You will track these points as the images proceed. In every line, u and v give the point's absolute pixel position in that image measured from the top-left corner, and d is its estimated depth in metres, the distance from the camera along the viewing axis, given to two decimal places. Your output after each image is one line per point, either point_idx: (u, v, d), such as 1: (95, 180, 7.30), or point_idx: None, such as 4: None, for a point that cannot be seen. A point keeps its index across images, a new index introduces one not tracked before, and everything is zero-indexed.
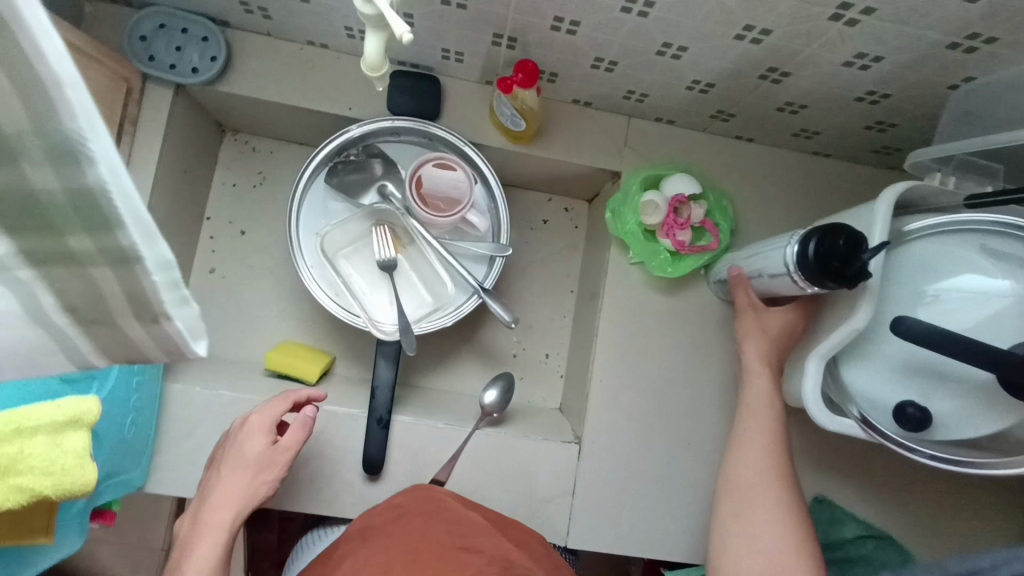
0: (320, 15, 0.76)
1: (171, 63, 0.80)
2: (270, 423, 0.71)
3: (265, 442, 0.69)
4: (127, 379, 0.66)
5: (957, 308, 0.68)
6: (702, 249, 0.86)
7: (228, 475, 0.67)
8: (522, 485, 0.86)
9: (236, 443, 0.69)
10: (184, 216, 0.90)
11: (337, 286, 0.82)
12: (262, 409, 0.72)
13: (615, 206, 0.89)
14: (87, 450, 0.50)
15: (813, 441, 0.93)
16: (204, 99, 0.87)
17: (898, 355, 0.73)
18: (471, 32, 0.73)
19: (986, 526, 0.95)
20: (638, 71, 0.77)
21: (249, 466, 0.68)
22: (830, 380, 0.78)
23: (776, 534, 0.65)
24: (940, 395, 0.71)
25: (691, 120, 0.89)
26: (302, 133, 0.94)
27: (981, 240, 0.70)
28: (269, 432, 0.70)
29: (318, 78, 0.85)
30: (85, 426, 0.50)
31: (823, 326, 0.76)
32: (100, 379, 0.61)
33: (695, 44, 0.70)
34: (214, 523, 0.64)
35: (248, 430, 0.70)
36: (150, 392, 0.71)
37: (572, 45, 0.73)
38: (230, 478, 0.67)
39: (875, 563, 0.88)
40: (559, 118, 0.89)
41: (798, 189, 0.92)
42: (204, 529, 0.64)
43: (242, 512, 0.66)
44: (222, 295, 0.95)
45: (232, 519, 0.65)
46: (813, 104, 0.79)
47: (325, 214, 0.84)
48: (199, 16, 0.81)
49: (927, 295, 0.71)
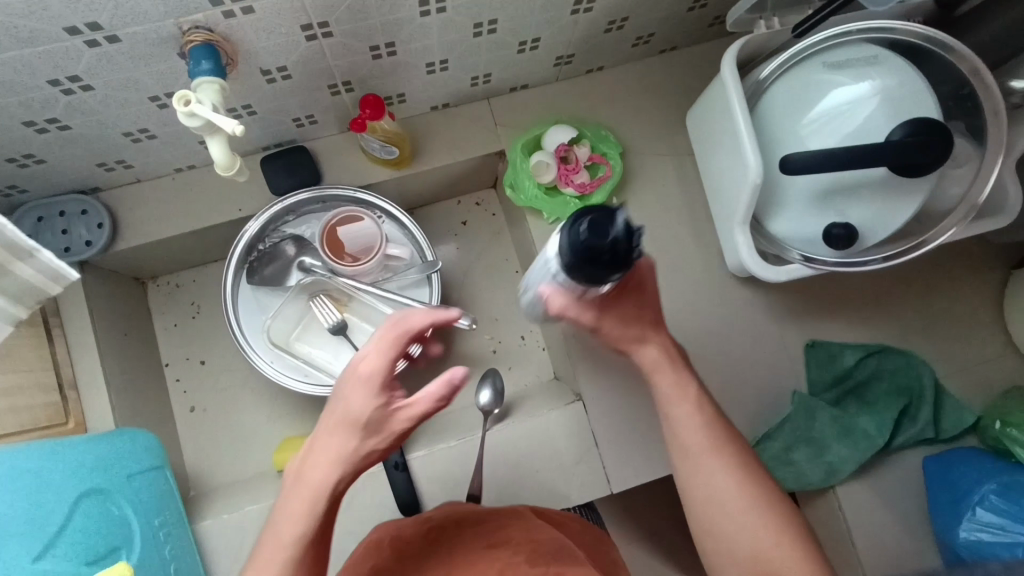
0: (172, 143, 0.79)
1: (65, 247, 0.83)
2: (384, 354, 0.54)
3: (379, 401, 0.54)
4: (154, 536, 0.69)
5: (835, 128, 0.72)
6: (603, 181, 0.91)
7: (352, 410, 0.54)
8: (550, 460, 0.90)
9: (340, 398, 0.55)
10: (144, 373, 0.93)
11: (303, 368, 0.86)
12: (371, 350, 0.54)
13: (511, 180, 0.92)
14: None
15: (782, 298, 0.98)
16: (110, 263, 0.90)
17: (804, 190, 0.77)
18: (307, 94, 0.77)
19: (964, 297, 1.00)
20: (469, 58, 0.81)
21: (342, 419, 0.54)
22: (761, 238, 0.82)
23: (735, 482, 0.59)
24: (853, 206, 0.75)
25: (541, 76, 0.93)
26: (213, 250, 0.97)
27: (823, 59, 0.74)
28: (374, 380, 0.54)
29: (200, 197, 0.88)
30: None
31: (731, 196, 0.81)
32: (127, 546, 0.64)
33: (502, 15, 0.74)
34: (314, 484, 0.54)
35: (359, 369, 0.54)
36: (183, 538, 0.75)
37: (399, 64, 0.77)
38: (331, 438, 0.54)
39: (883, 375, 0.94)
40: (427, 129, 0.93)
41: (662, 89, 0.97)
42: (302, 481, 0.55)
43: (319, 512, 0.54)
44: (213, 425, 0.98)
45: (306, 526, 0.54)
46: (633, 14, 0.83)
47: (263, 310, 0.88)
48: (70, 194, 0.85)
49: (804, 127, 0.74)
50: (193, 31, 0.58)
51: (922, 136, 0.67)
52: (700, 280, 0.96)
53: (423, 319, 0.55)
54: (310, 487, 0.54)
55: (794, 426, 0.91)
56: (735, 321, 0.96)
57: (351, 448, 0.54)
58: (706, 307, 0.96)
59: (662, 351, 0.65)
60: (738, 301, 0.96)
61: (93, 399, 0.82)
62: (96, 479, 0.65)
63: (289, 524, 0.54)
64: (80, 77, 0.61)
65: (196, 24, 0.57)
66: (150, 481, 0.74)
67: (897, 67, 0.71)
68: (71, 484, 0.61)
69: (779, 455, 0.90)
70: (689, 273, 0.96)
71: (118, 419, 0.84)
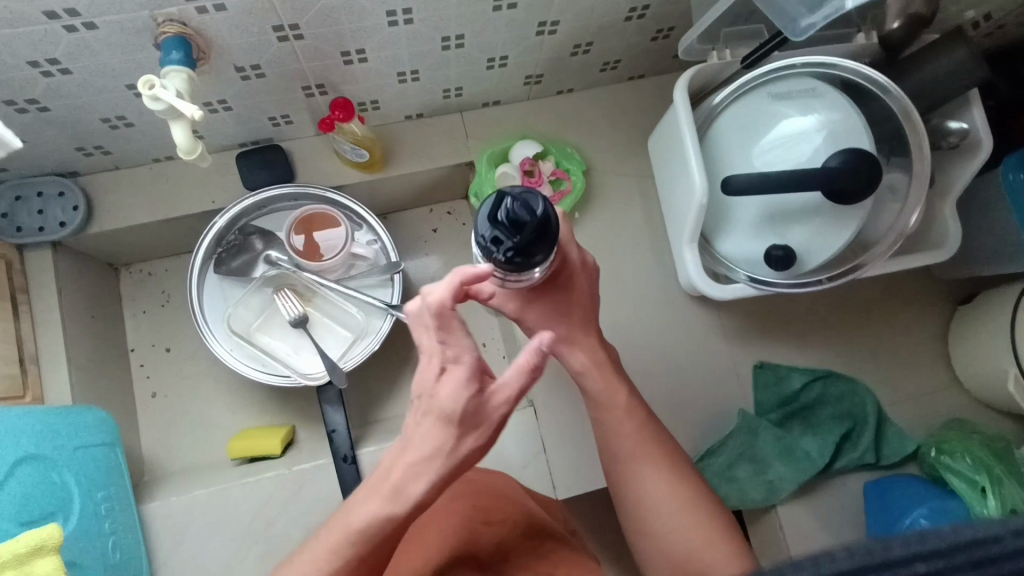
0: (148, 132, 0.83)
1: (39, 226, 0.86)
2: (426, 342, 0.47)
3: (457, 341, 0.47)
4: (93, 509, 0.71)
5: (779, 155, 0.76)
6: (563, 195, 0.95)
7: (443, 396, 0.46)
8: (498, 463, 0.92)
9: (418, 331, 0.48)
10: (108, 355, 0.95)
11: (261, 357, 0.88)
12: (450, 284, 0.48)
13: (477, 188, 0.96)
14: (61, 569, 0.55)
15: (735, 319, 1.01)
16: (83, 246, 0.93)
17: (750, 211, 0.80)
18: (281, 93, 0.81)
19: (911, 329, 1.03)
20: (439, 70, 0.85)
21: (424, 421, 0.48)
22: (710, 257, 0.86)
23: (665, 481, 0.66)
24: (794, 229, 0.79)
25: (512, 94, 0.98)
26: (186, 240, 1.00)
27: (767, 91, 0.79)
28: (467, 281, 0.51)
29: (176, 187, 0.92)
30: (52, 550, 0.55)
31: (682, 215, 0.85)
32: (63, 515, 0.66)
33: (468, 31, 0.78)
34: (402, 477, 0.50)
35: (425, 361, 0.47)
36: (124, 515, 0.76)
37: (370, 70, 0.81)
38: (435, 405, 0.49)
39: (828, 398, 0.96)
40: (399, 136, 0.97)
41: (628, 114, 1.02)
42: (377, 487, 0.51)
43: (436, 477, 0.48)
44: (172, 411, 1.00)
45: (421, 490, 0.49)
46: (598, 39, 0.87)
47: (227, 300, 0.90)
48: (49, 176, 0.88)
49: (752, 152, 0.78)
50: (168, 23, 0.63)
51: (854, 164, 0.71)
52: (656, 296, 0.99)
53: (444, 294, 0.48)
54: (374, 506, 0.51)
55: (738, 443, 0.93)
56: (688, 338, 0.99)
57: (422, 460, 0.48)
58: (660, 323, 0.99)
59: (588, 354, 0.70)
60: (693, 319, 0.99)
61: (52, 374, 0.84)
62: (39, 446, 0.67)
63: (378, 530, 0.52)
64: (58, 58, 0.65)
65: (171, 17, 0.62)
66: (98, 456, 0.75)
67: (834, 102, 0.76)
68: (9, 448, 0.64)
69: (722, 470, 0.92)
70: (645, 289, 0.99)
71: (76, 395, 0.86)
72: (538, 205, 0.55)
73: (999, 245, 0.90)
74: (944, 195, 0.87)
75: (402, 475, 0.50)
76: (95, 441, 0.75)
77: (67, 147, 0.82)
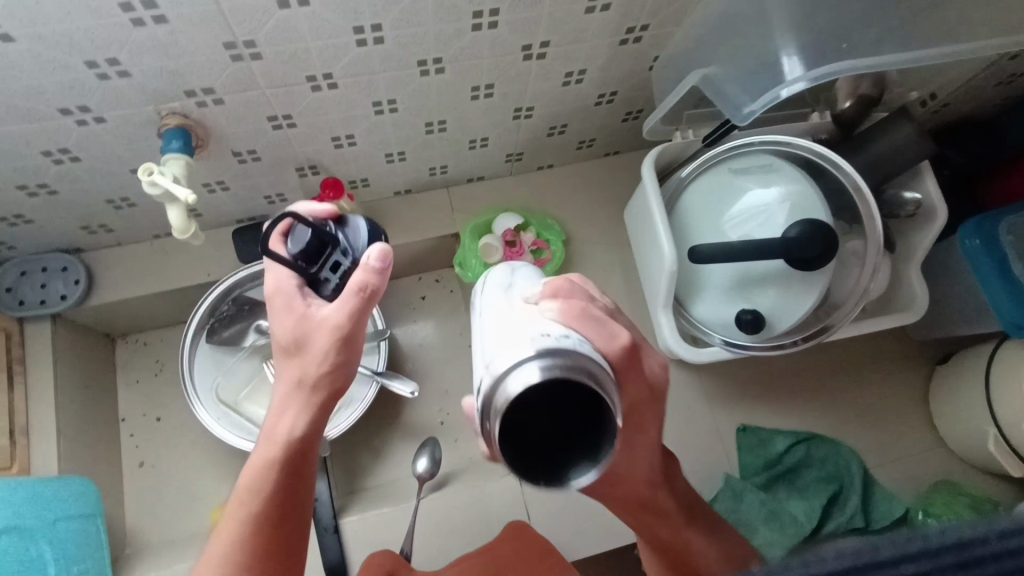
0: (150, 210, 0.88)
1: (40, 299, 0.90)
2: (281, 312, 0.58)
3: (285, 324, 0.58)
4: None
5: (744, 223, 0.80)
6: (544, 264, 0.99)
7: (289, 320, 0.57)
8: (482, 532, 0.91)
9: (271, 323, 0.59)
10: (98, 426, 0.97)
11: (247, 426, 0.90)
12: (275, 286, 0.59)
13: (461, 258, 1.01)
14: None
15: (717, 383, 1.02)
16: (82, 319, 0.97)
17: (719, 279, 0.84)
18: (275, 174, 0.87)
19: (892, 390, 1.05)
20: (424, 151, 0.92)
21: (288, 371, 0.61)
22: (685, 321, 0.89)
23: None
24: (761, 294, 0.82)
25: (495, 170, 1.04)
26: (181, 311, 1.04)
27: (728, 165, 0.84)
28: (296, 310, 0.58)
29: (174, 261, 0.96)
30: None
31: (655, 281, 0.89)
32: None
33: (449, 117, 0.85)
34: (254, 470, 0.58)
35: (275, 284, 0.59)
36: None
37: (359, 152, 0.87)
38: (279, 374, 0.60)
39: (812, 462, 0.96)
40: (388, 211, 1.03)
41: (607, 186, 1.07)
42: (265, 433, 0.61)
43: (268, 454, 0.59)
44: (159, 482, 1.00)
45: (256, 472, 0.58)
46: (572, 121, 0.94)
47: (217, 368, 0.93)
48: (53, 252, 0.93)
49: (720, 221, 0.82)
50: (170, 115, 0.69)
51: (812, 232, 0.75)
52: None
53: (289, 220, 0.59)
54: (265, 440, 0.60)
55: (722, 508, 0.93)
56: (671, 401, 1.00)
57: (289, 391, 0.60)
58: None
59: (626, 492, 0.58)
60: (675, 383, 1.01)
61: (39, 444, 0.86)
62: (19, 519, 0.68)
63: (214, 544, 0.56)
64: (68, 148, 0.71)
65: (173, 110, 0.68)
66: (77, 528, 0.76)
67: (792, 174, 0.81)
68: None
69: None
70: None
71: (62, 467, 0.87)
72: (336, 232, 0.59)
73: (968, 306, 0.92)
74: (908, 259, 0.90)
75: (278, 410, 0.61)
76: (76, 513, 0.76)
77: (72, 225, 0.88)
